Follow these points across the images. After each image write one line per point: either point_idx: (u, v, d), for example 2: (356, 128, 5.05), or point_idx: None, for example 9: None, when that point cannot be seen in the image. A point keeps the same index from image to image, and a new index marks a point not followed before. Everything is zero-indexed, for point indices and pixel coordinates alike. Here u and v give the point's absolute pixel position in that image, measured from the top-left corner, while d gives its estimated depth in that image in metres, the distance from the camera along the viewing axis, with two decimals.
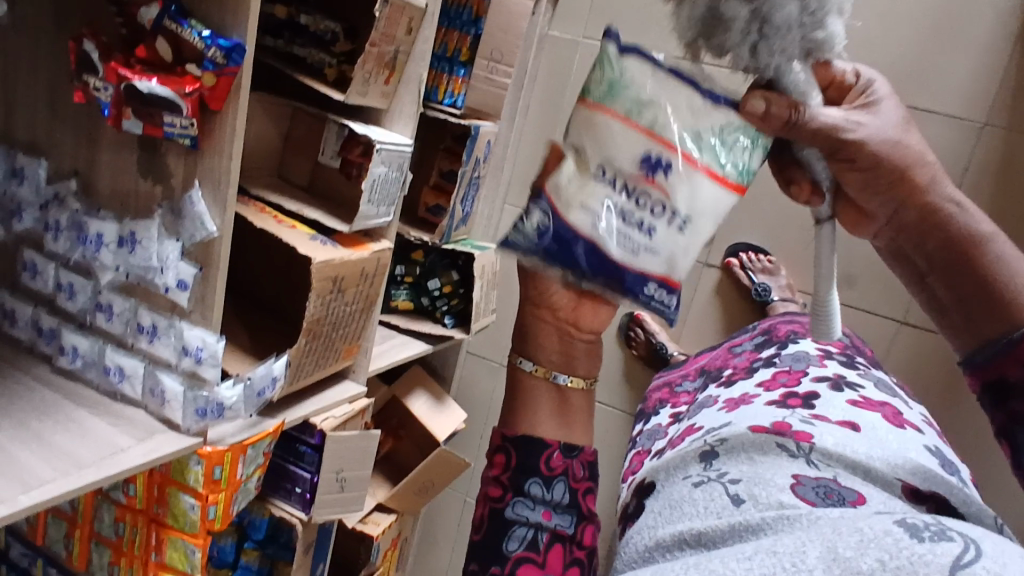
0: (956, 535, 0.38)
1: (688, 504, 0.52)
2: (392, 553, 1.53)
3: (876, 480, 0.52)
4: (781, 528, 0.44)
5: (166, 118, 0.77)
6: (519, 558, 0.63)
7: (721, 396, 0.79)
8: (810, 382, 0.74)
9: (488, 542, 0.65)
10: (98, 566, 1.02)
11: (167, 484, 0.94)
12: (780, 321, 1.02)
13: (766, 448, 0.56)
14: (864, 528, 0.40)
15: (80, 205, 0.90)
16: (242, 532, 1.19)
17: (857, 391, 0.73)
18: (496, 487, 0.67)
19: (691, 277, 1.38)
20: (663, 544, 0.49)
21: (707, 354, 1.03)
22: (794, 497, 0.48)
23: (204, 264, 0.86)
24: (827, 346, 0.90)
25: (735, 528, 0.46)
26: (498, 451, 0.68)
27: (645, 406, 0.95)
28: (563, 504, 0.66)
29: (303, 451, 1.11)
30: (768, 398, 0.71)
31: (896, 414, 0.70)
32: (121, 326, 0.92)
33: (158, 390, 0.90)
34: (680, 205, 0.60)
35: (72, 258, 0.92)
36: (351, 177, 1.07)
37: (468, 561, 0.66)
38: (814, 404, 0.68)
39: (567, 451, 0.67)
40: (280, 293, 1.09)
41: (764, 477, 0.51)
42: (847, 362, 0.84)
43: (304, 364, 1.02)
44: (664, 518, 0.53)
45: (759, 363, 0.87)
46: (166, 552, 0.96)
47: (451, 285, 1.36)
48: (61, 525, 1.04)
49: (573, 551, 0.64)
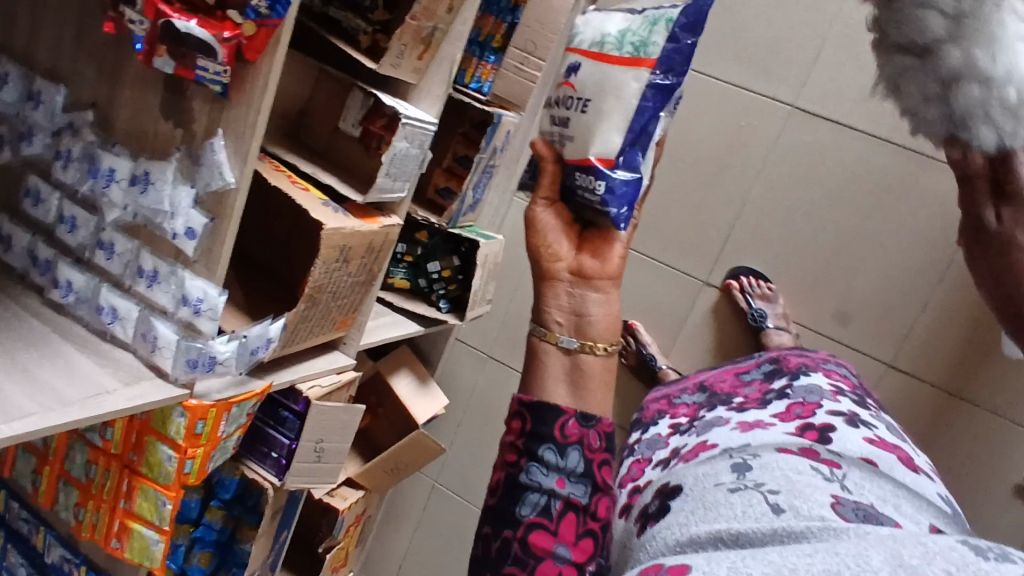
0: (1020, 560, 0.39)
1: (723, 506, 0.51)
2: (355, 529, 1.52)
3: (905, 515, 0.52)
4: (827, 538, 0.44)
5: (200, 61, 0.75)
6: (532, 524, 0.60)
7: (733, 418, 0.79)
8: (825, 415, 0.75)
9: (501, 505, 0.62)
10: (62, 505, 1.00)
11: (146, 433, 0.92)
12: (788, 353, 1.03)
13: (800, 468, 0.55)
14: (927, 542, 0.40)
15: (95, 137, 0.88)
16: (209, 489, 1.17)
17: (869, 429, 0.74)
18: (512, 452, 0.63)
19: (689, 294, 1.39)
20: (696, 540, 0.49)
21: (709, 374, 1.04)
22: (835, 513, 0.47)
23: (215, 216, 0.84)
24: (837, 382, 0.91)
25: (778, 532, 0.46)
26: (516, 416, 0.64)
27: (642, 417, 0.96)
28: (577, 473, 0.61)
29: (284, 416, 1.09)
30: (785, 428, 0.72)
31: (908, 458, 0.71)
32: (121, 267, 0.90)
33: (151, 336, 0.88)
34: (591, 91, 0.72)
35: (79, 190, 0.90)
36: (370, 149, 1.05)
37: (480, 524, 0.63)
38: (831, 437, 0.69)
39: (583, 420, 0.62)
40: (282, 256, 1.08)
41: (804, 491, 0.50)
42: (857, 401, 0.85)
43: (299, 330, 1.01)
44: (697, 516, 0.51)
45: (771, 393, 0.87)
46: (136, 500, 0.95)
47: (451, 270, 1.35)
48: (29, 461, 1.01)
49: (587, 522, 0.61)
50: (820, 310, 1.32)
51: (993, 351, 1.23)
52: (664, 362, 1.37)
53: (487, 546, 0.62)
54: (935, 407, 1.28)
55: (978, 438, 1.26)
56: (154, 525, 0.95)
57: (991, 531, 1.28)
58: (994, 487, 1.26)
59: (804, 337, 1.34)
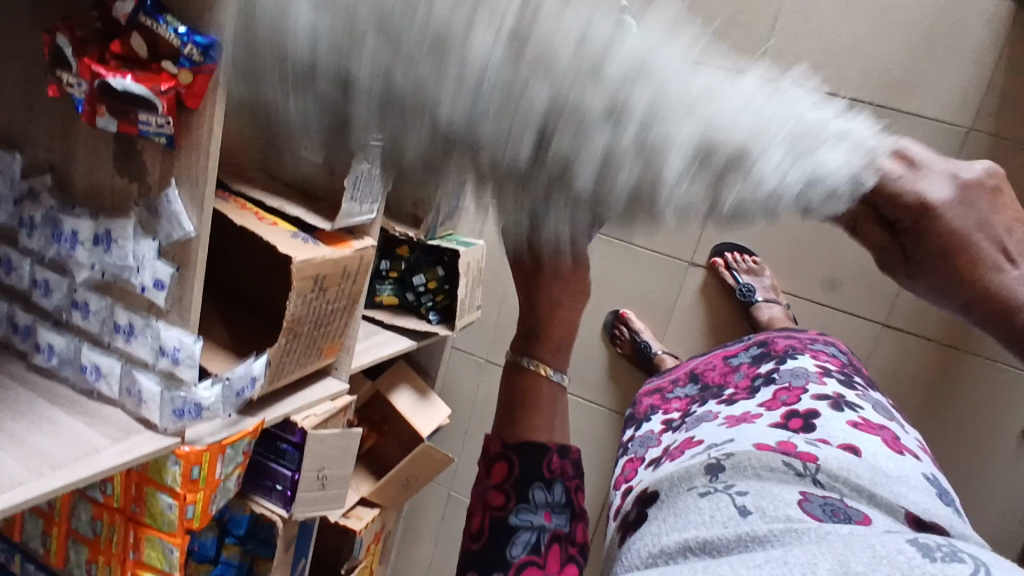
0: (967, 558, 0.38)
1: (694, 512, 0.50)
2: (375, 546, 1.53)
3: (879, 506, 0.51)
4: (788, 540, 0.43)
5: (141, 116, 0.77)
6: (523, 564, 0.59)
7: (721, 411, 0.78)
8: (810, 400, 0.75)
9: (491, 548, 0.61)
10: (75, 563, 1.02)
11: (145, 483, 0.93)
12: (778, 335, 1.02)
13: (773, 465, 0.55)
14: (875, 545, 0.39)
15: (55, 200, 0.88)
16: (223, 527, 1.19)
17: (855, 412, 0.73)
18: (498, 495, 0.62)
19: (676, 276, 1.37)
20: (666, 551, 0.48)
21: (700, 360, 1.04)
22: (801, 512, 0.46)
23: (180, 265, 0.84)
24: (825, 363, 0.90)
25: (742, 537, 0.45)
26: (499, 459, 0.63)
27: (635, 412, 0.96)
28: (561, 504, 0.62)
29: (283, 448, 1.10)
30: (770, 419, 0.71)
31: (895, 439, 0.70)
32: (98, 324, 0.91)
33: (135, 389, 0.89)
34: None
35: (47, 255, 0.91)
36: (334, 173, 1.03)
37: (468, 568, 0.61)
38: (815, 424, 0.68)
39: (563, 453, 0.63)
40: (261, 291, 1.08)
41: (772, 492, 0.50)
42: (844, 381, 0.84)
43: (285, 363, 1.01)
44: (668, 524, 0.51)
45: (759, 380, 0.86)
46: (144, 550, 0.96)
47: (437, 281, 1.36)
48: (38, 522, 1.03)
49: (569, 549, 0.61)
50: (808, 278, 1.31)
51: None
52: (659, 348, 1.36)
53: None
54: (935, 363, 1.26)
55: (980, 389, 1.24)
56: (165, 572, 0.96)
57: (1005, 481, 1.27)
58: (1002, 436, 1.25)
59: (795, 307, 1.33)
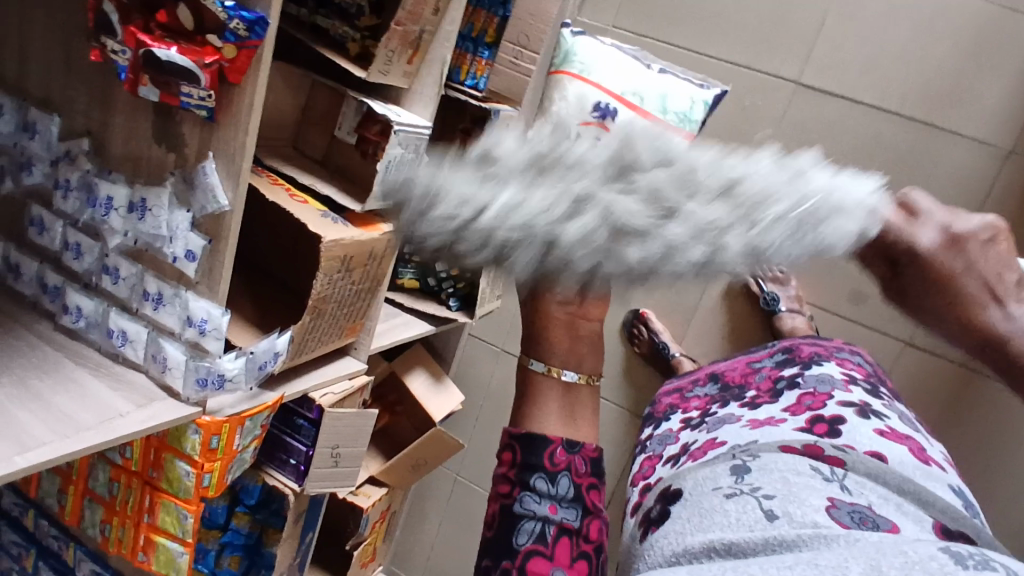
0: (1000, 567, 0.37)
1: (719, 514, 0.49)
2: (380, 525, 1.55)
3: (907, 514, 0.50)
4: (817, 546, 0.42)
5: (184, 88, 0.76)
6: (528, 553, 0.58)
7: (744, 414, 0.78)
8: (836, 407, 0.74)
9: (499, 538, 0.60)
10: (89, 523, 1.03)
11: (164, 449, 0.95)
12: (803, 342, 1.01)
13: (800, 469, 0.53)
14: (907, 550, 0.38)
15: (91, 165, 0.89)
16: (234, 495, 1.21)
17: (881, 420, 0.73)
18: (504, 483, 0.62)
19: (700, 280, 1.37)
20: (690, 551, 0.47)
21: (723, 364, 1.03)
22: (828, 519, 0.45)
23: (213, 237, 0.85)
24: (850, 371, 0.89)
25: (769, 542, 0.44)
26: (505, 447, 0.63)
27: (654, 411, 0.96)
28: (569, 499, 0.61)
29: (300, 424, 1.11)
30: (794, 424, 0.70)
31: (921, 450, 0.69)
32: (127, 290, 0.92)
33: (161, 357, 0.90)
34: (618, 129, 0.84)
35: (81, 218, 0.92)
36: (366, 156, 1.05)
37: (480, 558, 0.61)
38: (841, 430, 0.67)
39: (569, 446, 0.62)
40: (286, 267, 1.10)
41: (799, 496, 0.48)
42: (870, 390, 0.83)
43: (307, 341, 1.02)
44: (693, 524, 0.50)
45: (783, 383, 0.86)
46: (159, 514, 0.97)
47: (459, 267, 1.36)
48: (54, 480, 1.04)
49: (580, 544, 0.59)
50: (834, 290, 1.29)
51: None
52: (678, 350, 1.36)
53: None
54: (957, 384, 1.25)
55: (1001, 412, 1.23)
56: (178, 538, 0.97)
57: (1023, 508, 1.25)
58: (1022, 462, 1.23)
59: (818, 318, 1.31)
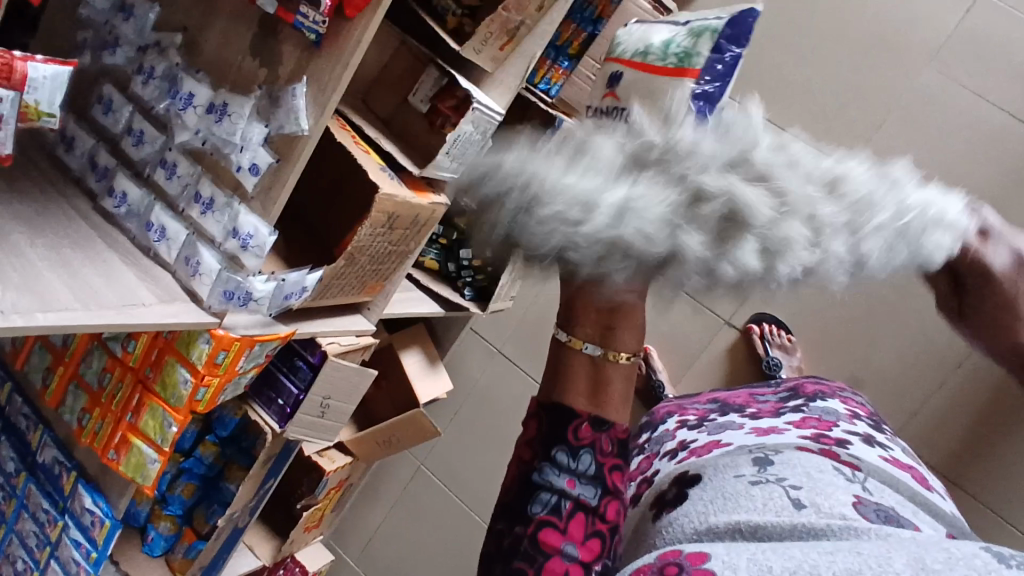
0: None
1: (744, 498, 0.56)
2: (333, 495, 1.52)
3: (922, 522, 0.56)
4: (847, 536, 0.49)
5: (302, 9, 0.78)
6: (541, 522, 0.61)
7: (747, 422, 0.81)
8: (842, 431, 0.77)
9: (516, 502, 0.63)
10: (68, 408, 1.02)
11: (168, 352, 0.94)
12: (807, 381, 1.03)
13: (822, 467, 0.60)
14: (952, 547, 0.45)
15: (180, 61, 0.90)
16: (207, 423, 1.21)
17: (885, 449, 0.76)
18: (527, 451, 0.65)
19: (708, 331, 1.41)
20: (715, 529, 0.54)
21: (725, 394, 1.05)
22: (854, 512, 0.52)
23: (282, 158, 0.86)
24: (852, 409, 0.92)
25: (798, 528, 0.51)
26: (531, 418, 0.65)
27: (651, 419, 0.97)
28: (587, 475, 0.62)
29: (298, 366, 1.11)
30: (799, 433, 0.73)
31: (922, 477, 0.73)
32: (178, 188, 0.92)
33: (193, 260, 0.90)
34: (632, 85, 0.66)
35: (154, 108, 0.92)
36: (433, 127, 1.07)
37: (496, 520, 0.64)
38: (848, 446, 0.71)
39: (596, 424, 0.61)
40: (314, 208, 1.06)
41: (825, 490, 0.55)
42: (872, 426, 0.87)
43: (332, 285, 1.03)
44: (717, 505, 0.57)
45: (786, 408, 0.88)
46: (142, 416, 0.96)
47: (482, 261, 1.38)
48: (45, 357, 1.03)
49: (596, 523, 0.61)
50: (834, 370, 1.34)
51: (998, 442, 1.24)
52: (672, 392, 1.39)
53: (499, 540, 0.63)
54: None
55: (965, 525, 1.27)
56: (155, 444, 0.96)
57: None
58: None
59: None
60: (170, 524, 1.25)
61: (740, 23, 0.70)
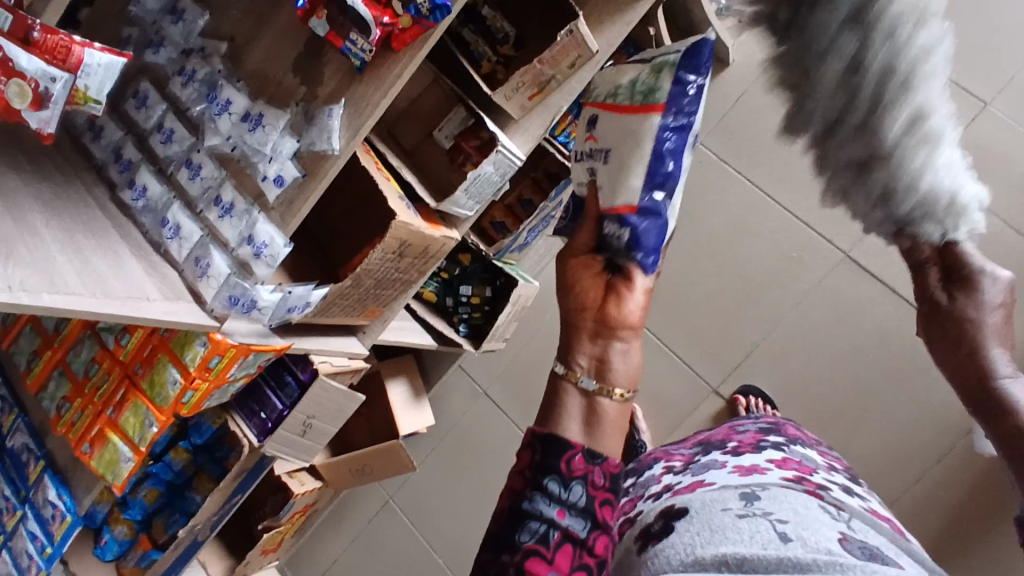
0: None
1: (731, 531, 0.57)
2: (297, 518, 1.48)
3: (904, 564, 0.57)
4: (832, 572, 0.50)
5: (352, 35, 0.81)
6: (528, 551, 0.60)
7: (729, 462, 0.80)
8: (823, 476, 0.77)
9: (504, 530, 0.62)
10: (49, 394, 1.00)
11: (161, 350, 0.93)
12: (788, 424, 1.03)
13: (807, 505, 0.61)
14: None
15: (222, 68, 0.92)
16: (181, 429, 1.19)
17: (864, 497, 0.76)
18: (517, 479, 0.63)
19: (695, 396, 1.43)
20: (702, 561, 0.55)
21: (708, 430, 1.04)
22: (839, 548, 0.54)
23: (308, 174, 0.88)
24: (831, 459, 0.92)
25: (785, 562, 0.52)
26: (525, 447, 0.65)
27: (637, 464, 0.96)
28: (578, 507, 0.61)
29: (286, 381, 1.10)
30: (781, 474, 0.73)
31: (900, 525, 0.73)
32: (199, 190, 0.93)
33: (203, 262, 0.90)
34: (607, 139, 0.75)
35: (188, 110, 0.93)
36: (455, 163, 1.11)
37: (483, 546, 0.63)
38: (829, 491, 0.71)
39: (591, 456, 0.62)
40: (329, 229, 1.09)
41: (810, 525, 0.56)
42: (851, 476, 0.87)
43: (334, 304, 1.03)
44: (703, 538, 0.57)
45: (766, 443, 0.88)
46: (124, 412, 0.95)
47: (481, 298, 1.38)
48: (33, 340, 1.02)
49: (583, 556, 0.60)
50: None
51: (971, 542, 1.25)
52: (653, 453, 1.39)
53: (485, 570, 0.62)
54: None
55: None
56: (131, 443, 0.94)
57: None
58: None
59: None
60: (126, 529, 1.22)
61: (697, 52, 0.69)
